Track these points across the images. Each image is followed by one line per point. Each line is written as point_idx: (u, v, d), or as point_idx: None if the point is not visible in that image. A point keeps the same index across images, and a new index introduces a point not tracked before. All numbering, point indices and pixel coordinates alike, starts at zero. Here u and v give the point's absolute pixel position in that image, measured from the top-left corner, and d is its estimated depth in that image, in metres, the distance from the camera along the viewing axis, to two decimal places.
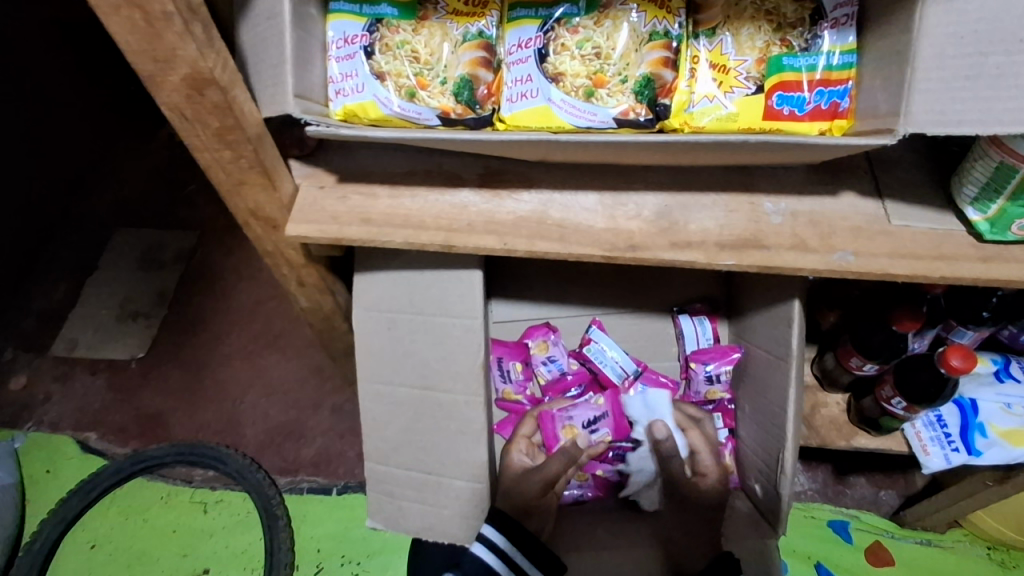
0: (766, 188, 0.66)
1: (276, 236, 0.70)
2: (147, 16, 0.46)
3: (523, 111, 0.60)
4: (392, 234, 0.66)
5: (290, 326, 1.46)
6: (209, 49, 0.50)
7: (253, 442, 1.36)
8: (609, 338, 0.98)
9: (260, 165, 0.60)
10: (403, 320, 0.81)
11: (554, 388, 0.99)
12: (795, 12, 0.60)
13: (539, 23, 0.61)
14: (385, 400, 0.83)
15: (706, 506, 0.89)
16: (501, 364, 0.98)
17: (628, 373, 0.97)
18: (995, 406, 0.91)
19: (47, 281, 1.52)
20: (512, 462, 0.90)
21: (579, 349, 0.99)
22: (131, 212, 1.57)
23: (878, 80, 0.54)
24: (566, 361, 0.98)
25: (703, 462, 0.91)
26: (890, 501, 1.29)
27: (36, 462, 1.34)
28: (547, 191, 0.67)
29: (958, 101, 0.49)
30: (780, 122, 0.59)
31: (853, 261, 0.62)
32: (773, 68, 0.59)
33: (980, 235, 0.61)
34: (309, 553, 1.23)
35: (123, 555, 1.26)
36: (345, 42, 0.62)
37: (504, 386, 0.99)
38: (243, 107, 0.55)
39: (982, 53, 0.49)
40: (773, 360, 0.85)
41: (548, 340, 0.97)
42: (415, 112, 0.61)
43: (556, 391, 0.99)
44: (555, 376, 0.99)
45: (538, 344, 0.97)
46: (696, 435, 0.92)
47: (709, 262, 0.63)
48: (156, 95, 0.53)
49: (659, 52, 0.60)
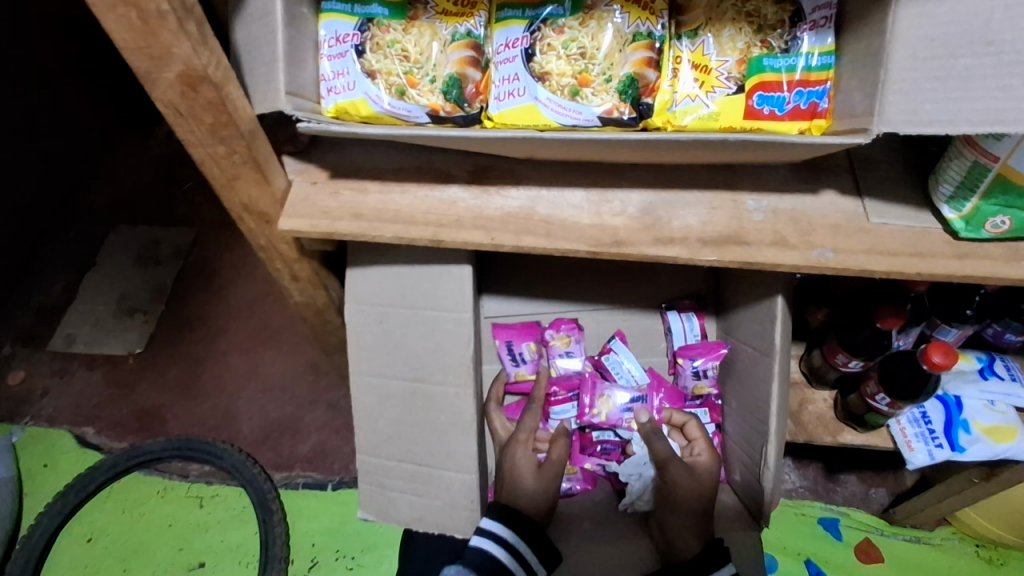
0: (749, 186, 0.67)
1: (270, 230, 0.71)
2: (143, 15, 0.47)
3: (510, 109, 0.62)
4: (383, 229, 0.67)
5: (286, 322, 1.48)
6: (203, 47, 0.51)
7: (248, 437, 1.38)
8: (629, 352, 0.99)
9: (252, 160, 0.61)
10: (395, 314, 0.82)
11: (560, 384, 0.98)
12: (775, 14, 0.61)
13: (526, 23, 0.63)
14: (378, 391, 0.85)
15: (691, 511, 0.86)
16: (512, 346, 0.98)
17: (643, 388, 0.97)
18: (979, 403, 0.93)
19: (45, 277, 1.53)
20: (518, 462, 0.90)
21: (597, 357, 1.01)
22: (129, 209, 1.59)
23: (854, 81, 0.56)
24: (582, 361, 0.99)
25: (699, 448, 0.92)
26: (879, 498, 1.31)
27: (33, 456, 1.35)
28: (535, 188, 0.68)
29: (928, 101, 0.51)
30: (760, 122, 0.60)
31: (833, 257, 0.63)
32: (754, 68, 0.60)
33: (955, 233, 0.63)
34: (304, 547, 1.25)
35: (120, 548, 1.28)
36: (337, 41, 0.63)
37: (517, 369, 0.99)
38: (236, 104, 0.57)
39: (952, 55, 0.50)
40: (758, 355, 0.86)
41: (570, 336, 0.98)
42: (405, 110, 0.62)
43: (564, 387, 0.98)
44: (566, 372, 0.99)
45: (560, 337, 0.98)
46: (692, 427, 0.94)
47: (692, 258, 0.64)
48: (151, 91, 0.55)
49: (643, 53, 0.62)
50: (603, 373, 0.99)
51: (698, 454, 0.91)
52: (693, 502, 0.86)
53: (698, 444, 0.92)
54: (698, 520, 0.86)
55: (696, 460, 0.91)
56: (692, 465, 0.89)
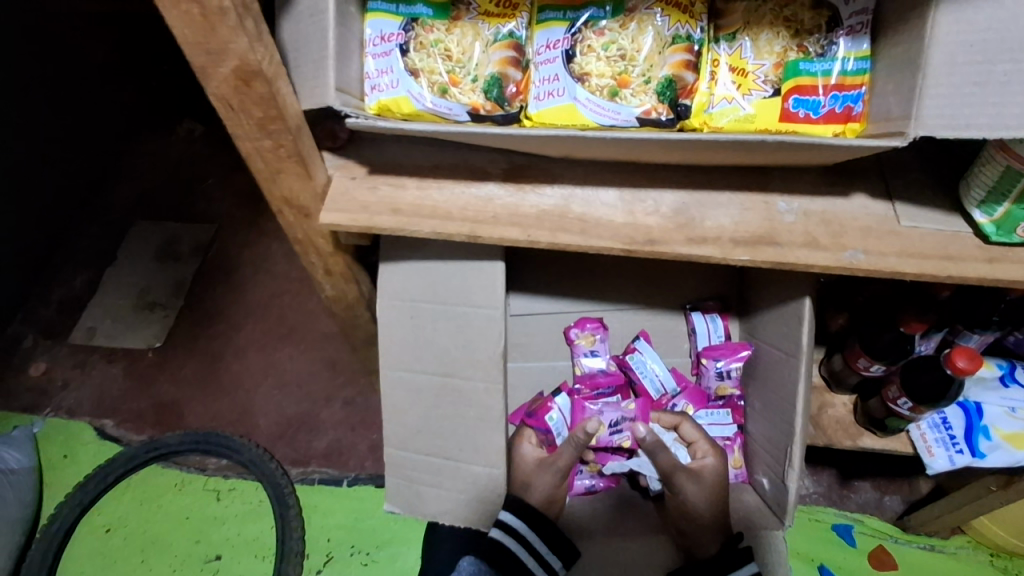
0: (781, 188, 0.69)
1: (308, 225, 0.73)
2: (205, 11, 0.49)
3: (549, 108, 0.63)
4: (420, 224, 0.68)
5: (306, 318, 1.50)
6: (258, 43, 0.53)
7: (267, 431, 1.40)
8: (653, 351, 1.00)
9: (298, 154, 0.63)
10: (426, 308, 0.83)
11: (584, 382, 0.98)
12: (812, 20, 0.63)
13: (567, 24, 0.64)
14: (407, 381, 0.86)
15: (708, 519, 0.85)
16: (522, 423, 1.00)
17: (667, 390, 0.99)
18: (1000, 410, 0.93)
19: (68, 272, 1.56)
20: (523, 454, 0.92)
21: (621, 357, 1.01)
22: (151, 206, 1.61)
23: (890, 85, 0.57)
24: (606, 360, 0.99)
25: (701, 449, 0.91)
26: (894, 506, 1.32)
27: (54, 447, 1.37)
28: (569, 186, 0.70)
29: (966, 106, 0.52)
30: (795, 125, 0.62)
31: (863, 259, 0.64)
32: (790, 72, 0.62)
33: (986, 237, 0.64)
34: (320, 542, 1.26)
35: (138, 539, 1.30)
36: (383, 40, 0.65)
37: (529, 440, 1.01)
38: (286, 99, 0.58)
39: (990, 61, 0.51)
40: (783, 356, 0.87)
41: (595, 334, 0.99)
42: (446, 108, 0.64)
43: (589, 385, 0.98)
44: (591, 370, 0.99)
45: (585, 336, 0.99)
46: (687, 428, 0.93)
47: (724, 257, 0.66)
48: (205, 86, 0.56)
49: (681, 55, 0.63)
50: (628, 374, 1.00)
51: (704, 456, 0.90)
52: (714, 507, 0.86)
53: (699, 443, 0.91)
54: (717, 521, 0.86)
55: (703, 465, 0.88)
56: (699, 472, 0.87)
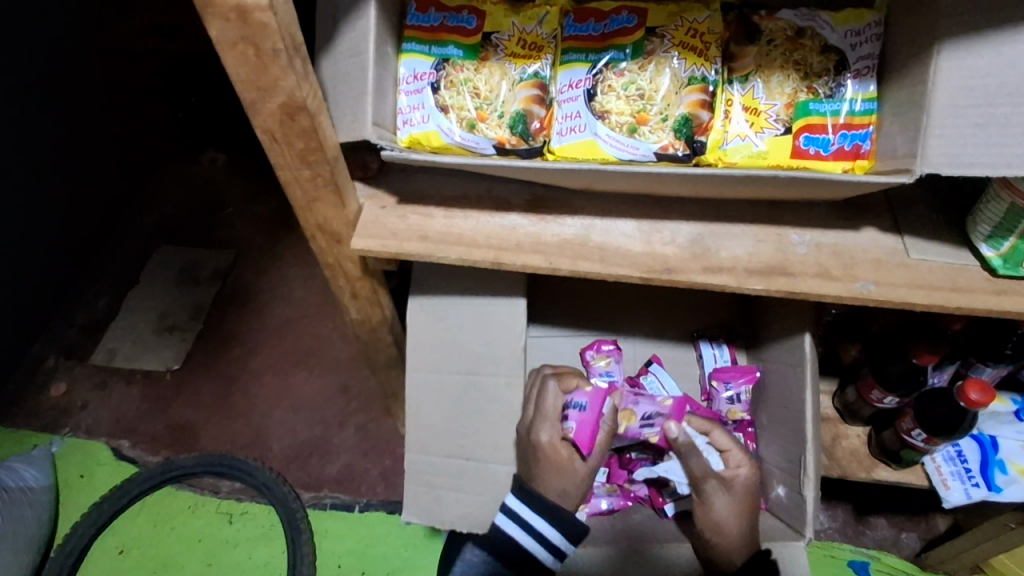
0: (793, 221, 0.71)
1: (339, 250, 0.76)
2: (259, 52, 0.53)
3: (571, 143, 0.67)
4: (447, 250, 0.71)
5: (323, 343, 1.53)
6: (305, 82, 0.57)
7: (281, 455, 1.41)
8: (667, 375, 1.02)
9: (334, 184, 0.67)
10: (454, 311, 0.88)
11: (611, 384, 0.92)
12: (821, 63, 0.66)
13: (589, 66, 0.69)
14: (429, 399, 0.89)
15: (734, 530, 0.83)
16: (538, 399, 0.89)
17: None
18: (1016, 444, 0.93)
19: (92, 294, 1.61)
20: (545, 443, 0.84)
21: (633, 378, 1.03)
22: (174, 231, 1.67)
23: (896, 126, 0.61)
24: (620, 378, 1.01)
25: (734, 457, 0.88)
26: (911, 543, 1.30)
27: (71, 466, 1.40)
28: (589, 217, 0.73)
29: (970, 146, 0.55)
30: (806, 161, 0.64)
31: (875, 290, 0.66)
32: (800, 112, 0.65)
33: (993, 270, 0.66)
34: (330, 567, 1.28)
35: (151, 560, 1.31)
36: (415, 78, 0.69)
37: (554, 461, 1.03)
38: (326, 132, 0.63)
39: (990, 103, 0.54)
40: (789, 368, 0.90)
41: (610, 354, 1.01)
42: (473, 141, 0.68)
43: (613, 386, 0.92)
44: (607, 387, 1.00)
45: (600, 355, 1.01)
46: (720, 435, 0.90)
47: (738, 286, 0.68)
48: (252, 119, 0.61)
49: (696, 95, 0.67)
50: None
51: (738, 466, 0.88)
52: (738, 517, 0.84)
53: (733, 453, 0.88)
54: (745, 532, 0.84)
55: (736, 476, 0.87)
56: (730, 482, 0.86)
